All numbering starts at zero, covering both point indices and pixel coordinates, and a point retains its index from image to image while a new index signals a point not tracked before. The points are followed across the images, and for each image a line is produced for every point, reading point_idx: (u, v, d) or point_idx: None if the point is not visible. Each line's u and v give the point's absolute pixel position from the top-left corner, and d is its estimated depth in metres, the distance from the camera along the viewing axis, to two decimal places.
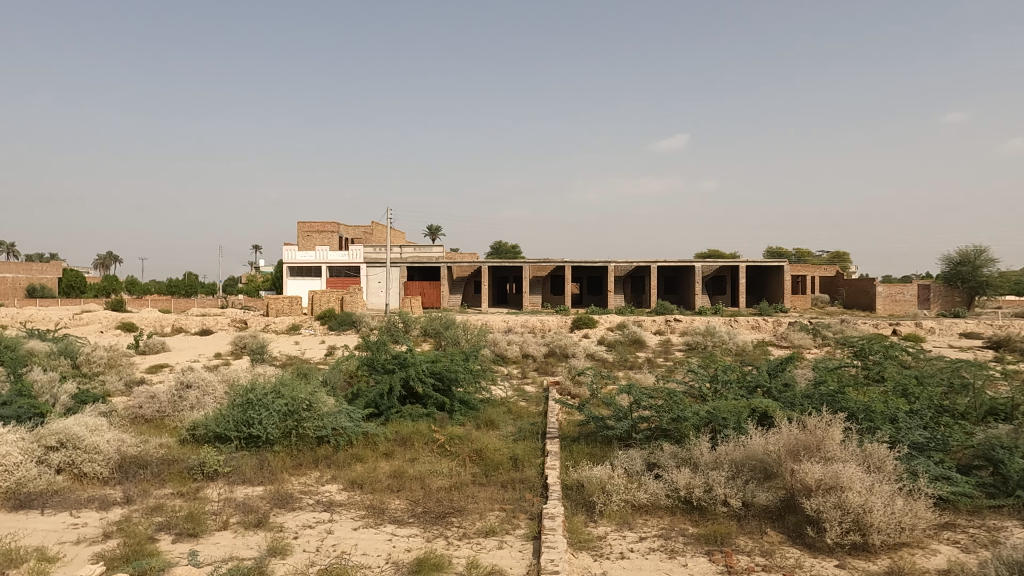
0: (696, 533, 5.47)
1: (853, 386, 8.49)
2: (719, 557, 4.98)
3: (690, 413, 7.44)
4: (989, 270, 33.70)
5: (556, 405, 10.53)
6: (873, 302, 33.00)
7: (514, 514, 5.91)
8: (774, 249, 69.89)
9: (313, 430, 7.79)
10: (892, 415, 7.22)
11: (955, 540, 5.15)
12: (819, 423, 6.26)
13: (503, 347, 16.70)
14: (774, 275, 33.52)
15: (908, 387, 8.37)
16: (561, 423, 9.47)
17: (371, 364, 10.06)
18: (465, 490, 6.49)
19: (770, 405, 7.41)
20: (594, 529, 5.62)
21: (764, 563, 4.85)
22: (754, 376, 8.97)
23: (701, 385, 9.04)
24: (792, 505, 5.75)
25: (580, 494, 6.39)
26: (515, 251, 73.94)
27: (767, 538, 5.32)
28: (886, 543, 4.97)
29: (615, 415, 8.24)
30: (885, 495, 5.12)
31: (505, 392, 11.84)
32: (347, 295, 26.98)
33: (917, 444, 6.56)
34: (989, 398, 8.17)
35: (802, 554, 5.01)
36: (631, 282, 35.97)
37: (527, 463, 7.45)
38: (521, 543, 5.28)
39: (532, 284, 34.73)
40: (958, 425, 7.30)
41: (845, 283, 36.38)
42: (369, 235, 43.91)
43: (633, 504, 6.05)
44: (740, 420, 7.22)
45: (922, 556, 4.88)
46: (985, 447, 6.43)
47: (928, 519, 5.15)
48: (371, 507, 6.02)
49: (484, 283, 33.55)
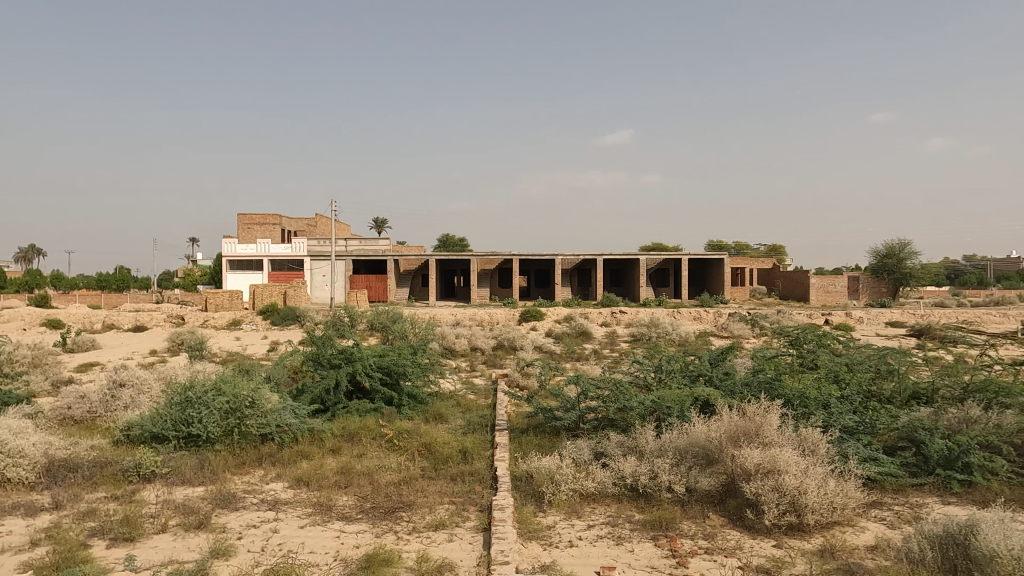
0: (641, 519, 5.61)
1: (789, 373, 8.87)
2: (664, 542, 5.12)
3: (635, 403, 7.66)
4: (911, 262, 35.61)
5: (504, 397, 10.57)
6: (807, 293, 34.41)
7: (464, 506, 5.93)
8: (714, 244, 73.71)
9: (256, 427, 7.60)
10: (824, 401, 7.57)
11: (882, 518, 5.45)
12: (757, 409, 6.52)
13: (452, 340, 16.64)
14: (715, 267, 34.56)
15: (839, 373, 8.79)
16: (509, 415, 9.51)
17: (316, 360, 9.84)
18: (414, 485, 6.45)
19: (712, 394, 7.63)
20: (543, 519, 5.69)
21: (706, 546, 5.02)
22: (696, 365, 9.25)
23: (645, 376, 9.24)
24: (732, 489, 5.98)
25: (529, 485, 6.45)
26: (464, 244, 74.33)
27: (709, 522, 5.51)
28: (819, 522, 5.22)
29: (563, 407, 8.33)
30: (818, 477, 5.40)
31: (454, 385, 11.81)
32: (290, 289, 26.27)
33: (848, 428, 6.94)
34: (913, 383, 8.57)
35: (741, 536, 5.20)
36: (577, 275, 36.46)
37: (476, 455, 7.47)
38: (471, 535, 5.30)
39: (481, 277, 34.75)
40: (885, 409, 7.74)
41: (781, 275, 37.88)
42: (313, 228, 42.95)
43: (581, 493, 6.15)
44: (684, 409, 7.44)
45: (852, 533, 5.16)
46: (909, 429, 6.83)
47: (858, 498, 5.44)
48: (318, 505, 5.91)
49: (431, 276, 33.34)
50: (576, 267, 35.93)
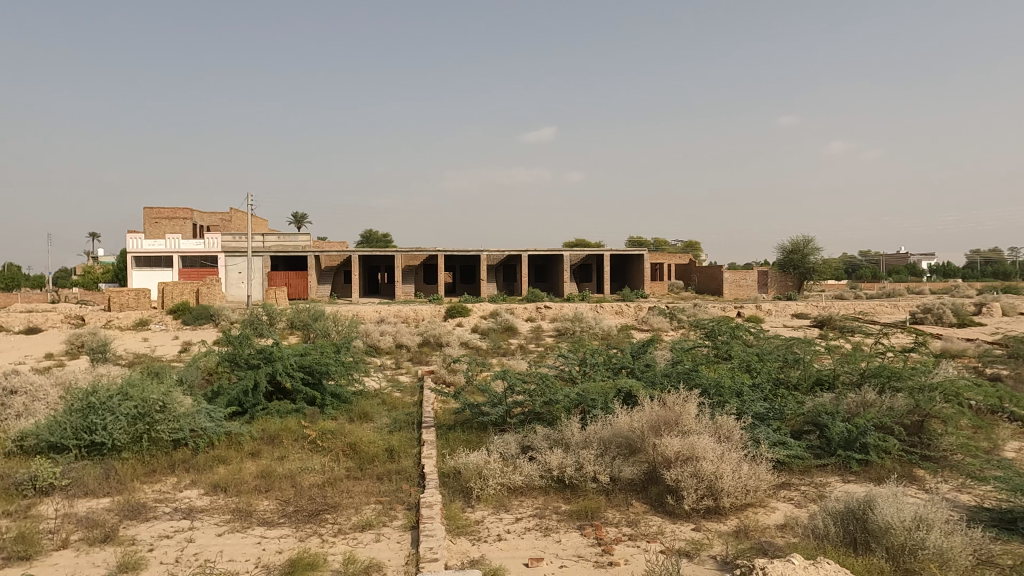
0: (568, 510, 5.73)
1: (705, 364, 9.26)
2: (590, 531, 5.25)
3: (561, 397, 7.80)
4: (814, 258, 37.95)
5: (430, 394, 10.50)
6: (721, 287, 36.01)
7: (391, 506, 5.85)
8: (636, 240, 76.03)
9: (168, 433, 7.21)
10: (738, 389, 7.98)
11: (790, 497, 5.80)
12: (676, 399, 6.80)
13: (376, 337, 16.34)
14: (635, 262, 35.59)
15: (751, 362, 9.27)
16: (436, 412, 9.46)
17: (233, 360, 9.42)
18: (339, 486, 6.31)
19: (634, 385, 7.88)
20: (471, 514, 5.69)
21: (630, 533, 5.18)
22: (619, 358, 9.52)
23: (570, 369, 9.43)
24: (654, 476, 6.21)
25: (457, 481, 6.44)
26: (388, 241, 73.16)
27: (632, 509, 5.69)
28: (734, 504, 5.50)
29: (490, 402, 8.37)
30: (733, 462, 5.68)
31: (379, 383, 11.62)
32: (203, 286, 25.01)
33: (759, 414, 7.33)
34: (817, 370, 9.14)
35: (663, 521, 5.40)
36: (503, 271, 36.63)
37: (402, 454, 7.39)
38: (399, 534, 5.25)
39: (405, 273, 34.31)
40: (792, 396, 8.23)
41: (696, 271, 39.46)
42: (227, 222, 41.06)
43: (509, 487, 6.19)
44: (607, 401, 7.65)
45: (764, 513, 5.47)
46: (813, 414, 7.29)
47: (769, 480, 5.77)
48: (237, 511, 5.67)
49: (354, 273, 32.61)
50: (501, 263, 36.09)
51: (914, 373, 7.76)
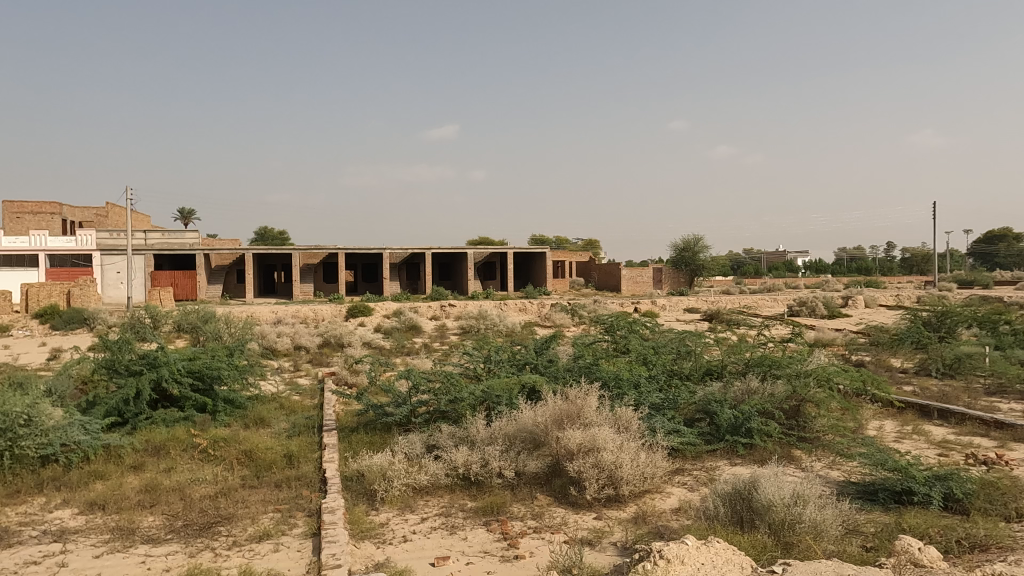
0: (474, 507, 5.75)
1: (605, 358, 9.58)
2: (495, 526, 5.29)
3: (466, 394, 7.81)
4: (704, 255, 40.23)
5: (332, 396, 10.18)
6: (619, 284, 37.35)
7: (290, 513, 5.64)
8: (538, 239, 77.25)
9: (34, 449, 6.56)
10: (635, 381, 8.32)
11: (684, 482, 6.13)
12: (578, 393, 7.00)
13: (273, 339, 15.64)
14: (538, 260, 36.22)
15: (647, 356, 9.70)
16: (338, 414, 9.20)
17: (111, 367, 8.70)
18: (233, 496, 5.99)
19: (537, 380, 8.04)
20: (375, 517, 5.59)
21: (535, 525, 5.27)
22: (523, 354, 9.66)
23: (475, 367, 9.47)
24: (557, 469, 6.36)
25: (360, 484, 6.30)
26: (284, 238, 70.14)
27: (537, 502, 5.79)
28: (632, 491, 5.73)
29: (394, 402, 8.24)
30: (631, 451, 5.93)
31: (276, 386, 11.13)
32: (75, 287, 22.89)
33: (655, 405, 7.68)
34: (707, 361, 9.70)
35: (567, 512, 5.54)
36: (406, 269, 36.13)
37: (302, 459, 7.13)
38: (299, 542, 5.06)
39: (304, 272, 33.07)
40: (685, 386, 8.69)
41: (596, 268, 40.73)
42: (103, 218, 37.82)
43: (414, 487, 6.12)
44: (512, 397, 7.75)
45: (660, 499, 5.74)
46: (704, 403, 7.73)
47: (664, 467, 6.06)
48: (118, 529, 5.26)
49: (247, 272, 31.03)
50: (404, 261, 35.57)
51: (791, 361, 8.41)
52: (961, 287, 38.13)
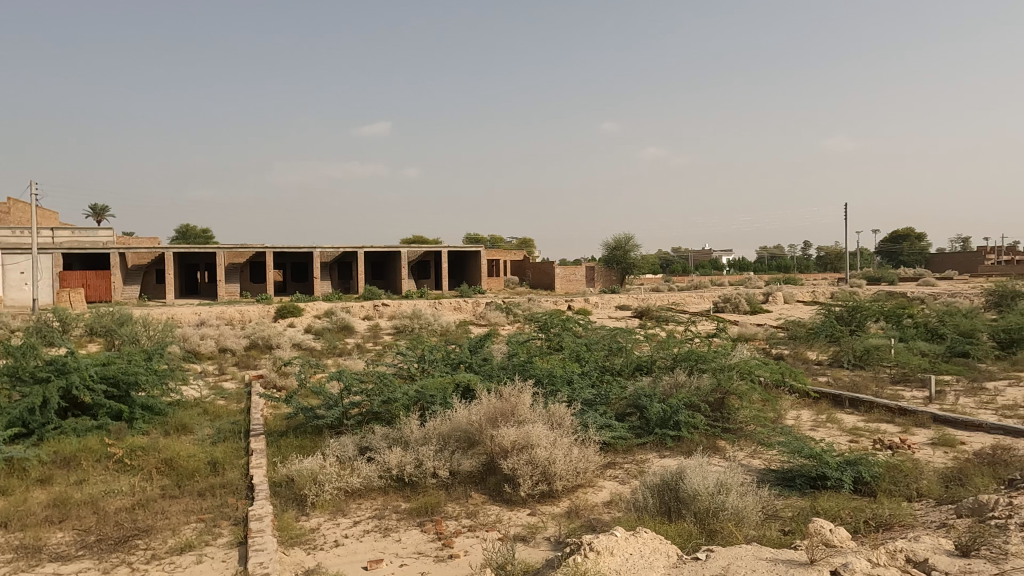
0: (408, 508, 5.70)
1: (539, 355, 9.67)
2: (430, 526, 5.26)
3: (399, 394, 7.73)
4: (634, 254, 41.22)
5: (259, 400, 9.85)
6: (553, 282, 37.79)
7: (215, 523, 5.42)
8: (473, 237, 77.44)
9: None
10: (568, 377, 8.45)
11: (616, 475, 6.28)
12: (512, 390, 7.06)
13: (195, 341, 14.96)
14: (472, 259, 36.18)
15: (580, 352, 9.86)
16: (266, 418, 8.90)
17: (15, 375, 8.12)
18: (152, 507, 5.71)
19: (471, 379, 8.04)
20: (305, 523, 5.44)
21: (469, 524, 5.27)
22: (457, 354, 9.64)
23: (409, 366, 9.38)
24: (492, 467, 6.39)
25: (290, 489, 6.13)
26: (208, 237, 67.19)
27: (472, 500, 5.80)
28: (566, 486, 5.82)
29: (325, 404, 8.05)
30: (564, 447, 6.02)
31: (199, 391, 10.67)
32: None
33: (588, 400, 7.83)
34: (637, 356, 9.96)
35: (501, 509, 5.57)
36: (337, 268, 35.33)
37: (227, 466, 6.86)
38: (224, 552, 4.88)
39: (229, 272, 31.81)
40: (616, 381, 8.89)
41: (530, 266, 41.08)
42: (4, 214, 35.15)
43: (346, 490, 6.01)
44: (446, 396, 7.72)
45: (592, 493, 5.86)
46: (635, 398, 7.93)
47: (596, 461, 6.19)
48: (22, 548, 4.91)
49: (168, 272, 29.57)
50: (335, 260, 34.77)
51: (716, 356, 8.75)
52: (870, 285, 40.65)
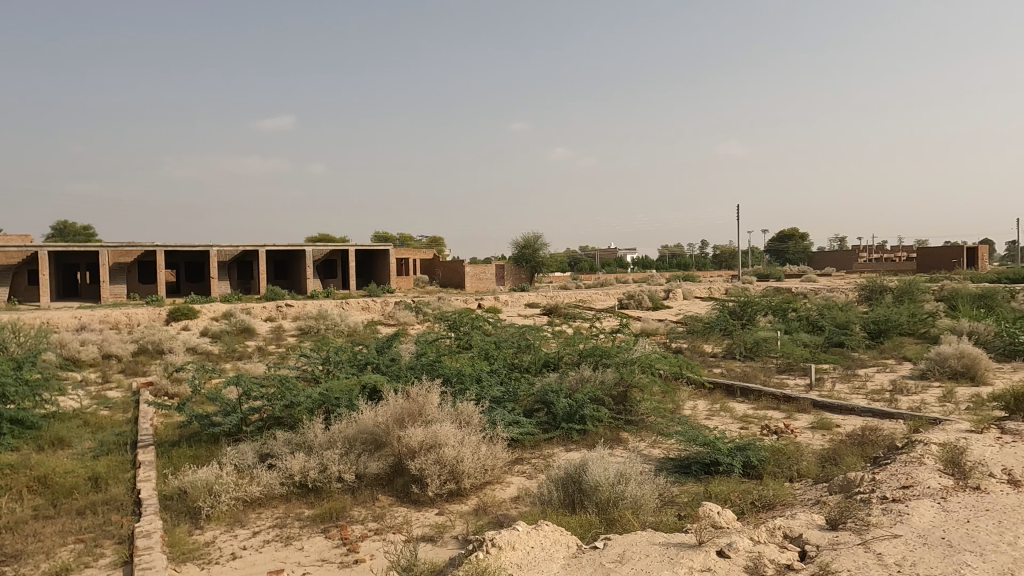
0: (311, 514, 5.53)
1: (448, 354, 9.64)
2: (334, 532, 5.13)
3: (302, 398, 7.47)
4: (543, 253, 41.90)
5: (148, 409, 9.22)
6: (463, 281, 37.77)
7: (95, 542, 5.03)
8: (381, 235, 76.16)
9: None
10: (477, 376, 8.48)
11: (523, 471, 6.37)
12: (420, 390, 7.00)
13: (74, 348, 13.78)
14: (381, 257, 35.52)
15: (489, 350, 9.92)
16: (156, 428, 8.35)
17: None
18: (23, 530, 5.22)
19: (378, 380, 7.91)
20: (199, 536, 5.16)
21: (376, 528, 5.19)
22: (364, 354, 9.43)
23: (313, 369, 9.08)
24: (399, 468, 6.33)
25: (182, 502, 5.78)
26: (89, 234, 62.12)
27: (378, 503, 5.70)
28: (473, 484, 5.84)
29: (222, 411, 7.66)
30: (472, 445, 6.04)
31: (78, 401, 9.84)
32: None
33: (496, 398, 7.89)
34: (545, 353, 10.14)
35: (408, 510, 5.51)
36: (237, 267, 33.66)
37: (111, 481, 6.38)
38: (108, 573, 4.54)
39: (114, 272, 29.57)
40: (524, 377, 9.02)
41: (440, 265, 40.86)
42: None
43: (245, 500, 5.75)
44: (352, 398, 7.55)
45: (500, 489, 5.92)
46: (542, 393, 8.07)
47: (504, 458, 6.25)
48: None
49: (43, 273, 27.07)
50: (234, 259, 33.09)
51: (619, 351, 9.06)
52: (761, 281, 43.36)
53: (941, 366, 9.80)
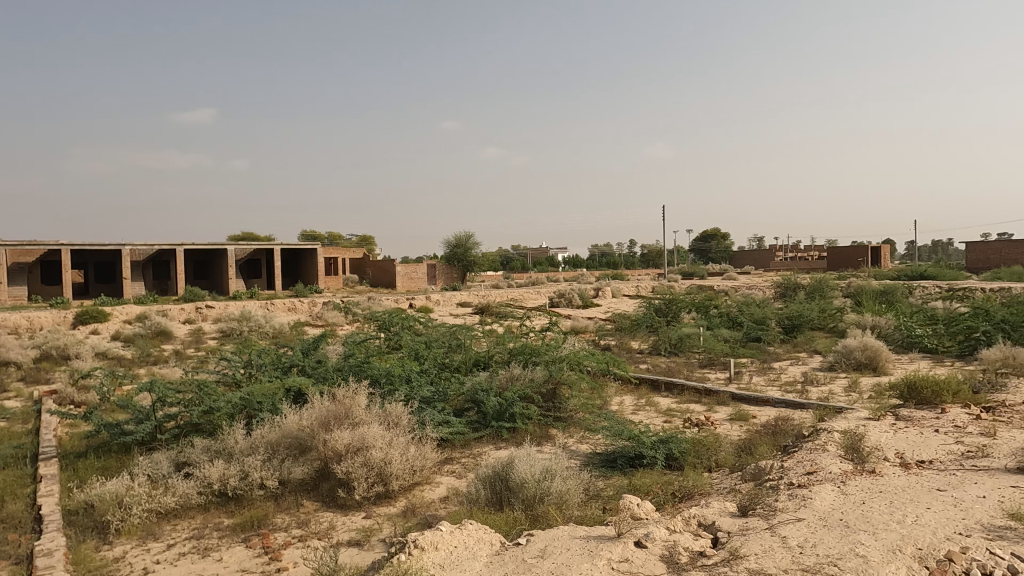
0: (231, 524, 5.32)
1: (377, 355, 9.50)
2: (256, 541, 4.96)
3: (222, 403, 7.18)
4: (475, 252, 41.85)
5: (52, 419, 8.63)
6: (394, 280, 37.27)
7: None
8: (309, 234, 74.14)
9: None
10: (406, 376, 8.39)
11: (453, 471, 6.35)
12: (346, 392, 6.86)
13: None
14: (308, 257, 34.57)
15: (419, 350, 9.83)
16: (61, 439, 7.82)
17: None
18: None
19: (303, 383, 7.70)
20: (108, 552, 4.87)
21: (300, 534, 5.05)
22: (289, 356, 9.16)
23: (235, 373, 8.74)
24: (325, 473, 6.18)
25: (89, 517, 5.45)
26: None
27: (303, 510, 5.55)
28: (402, 486, 5.78)
29: (134, 419, 7.26)
30: (401, 446, 5.97)
31: None
32: None
33: (426, 398, 7.83)
34: (475, 352, 10.14)
35: (334, 515, 5.40)
36: (152, 267, 31.96)
37: (8, 497, 5.93)
38: None
39: (14, 272, 27.49)
40: (454, 377, 9.00)
41: (370, 265, 40.16)
42: None
43: (159, 511, 5.47)
44: (275, 403, 7.32)
45: (429, 489, 5.88)
46: (472, 393, 8.07)
47: (433, 458, 6.21)
48: None
49: None
50: (149, 258, 31.38)
51: (548, 349, 9.18)
52: (686, 279, 44.86)
53: (847, 358, 10.44)
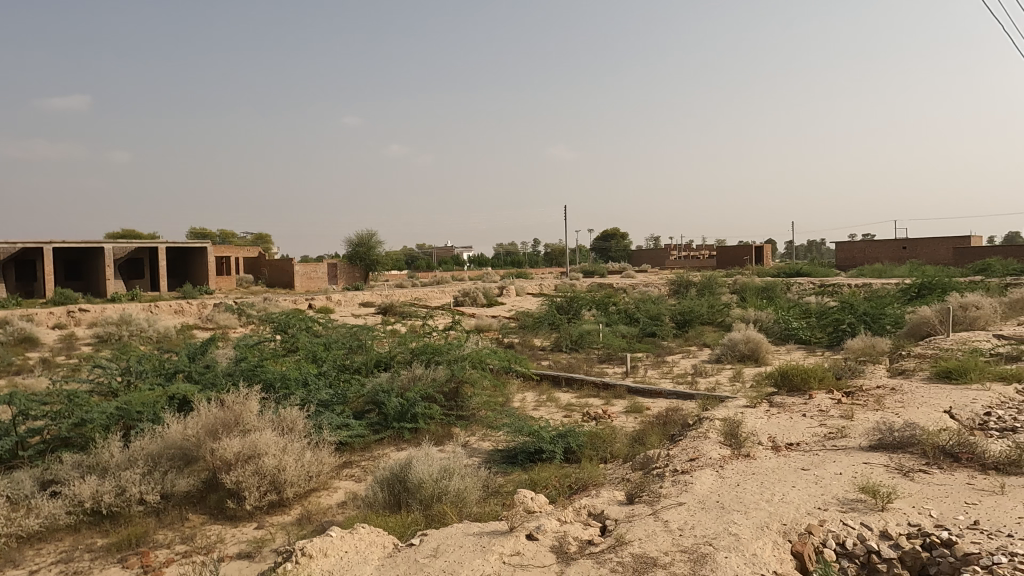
0: (106, 544, 4.93)
1: (272, 358, 9.11)
2: (133, 560, 4.61)
3: (96, 414, 6.62)
4: (379, 250, 41.03)
5: None
6: (292, 280, 35.87)
7: None
8: (199, 232, 69.93)
9: None
10: (303, 380, 8.10)
11: (352, 475, 6.21)
12: (237, 398, 6.53)
13: None
14: (198, 256, 32.60)
15: (317, 352, 9.52)
16: None
17: None
18: None
19: (189, 390, 7.26)
20: None
21: (184, 550, 4.75)
22: (173, 362, 8.60)
23: (111, 381, 8.09)
24: (213, 484, 5.86)
25: None
26: None
27: (188, 524, 5.23)
28: (297, 493, 5.57)
29: None
30: (296, 452, 5.74)
31: None
32: None
33: (323, 401, 7.59)
34: (377, 353, 9.95)
35: (222, 528, 5.12)
36: (16, 267, 28.99)
37: None
38: None
39: None
40: (354, 379, 8.78)
41: (267, 264, 38.44)
42: None
43: (19, 536, 4.97)
44: (157, 411, 6.85)
45: (326, 495, 5.71)
46: (372, 394, 7.92)
47: (330, 463, 6.03)
48: None
49: None
50: (12, 258, 28.44)
51: (450, 348, 9.16)
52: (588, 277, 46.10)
53: (732, 350, 11.12)
